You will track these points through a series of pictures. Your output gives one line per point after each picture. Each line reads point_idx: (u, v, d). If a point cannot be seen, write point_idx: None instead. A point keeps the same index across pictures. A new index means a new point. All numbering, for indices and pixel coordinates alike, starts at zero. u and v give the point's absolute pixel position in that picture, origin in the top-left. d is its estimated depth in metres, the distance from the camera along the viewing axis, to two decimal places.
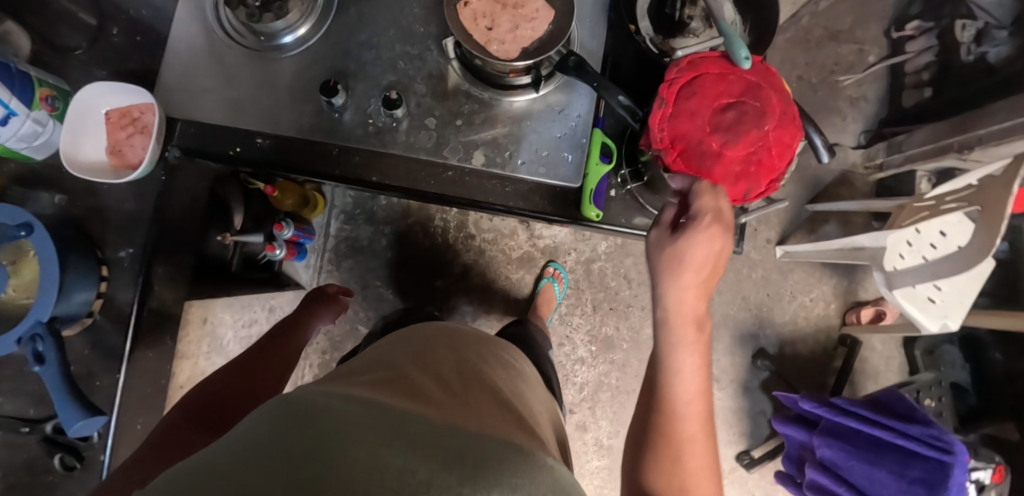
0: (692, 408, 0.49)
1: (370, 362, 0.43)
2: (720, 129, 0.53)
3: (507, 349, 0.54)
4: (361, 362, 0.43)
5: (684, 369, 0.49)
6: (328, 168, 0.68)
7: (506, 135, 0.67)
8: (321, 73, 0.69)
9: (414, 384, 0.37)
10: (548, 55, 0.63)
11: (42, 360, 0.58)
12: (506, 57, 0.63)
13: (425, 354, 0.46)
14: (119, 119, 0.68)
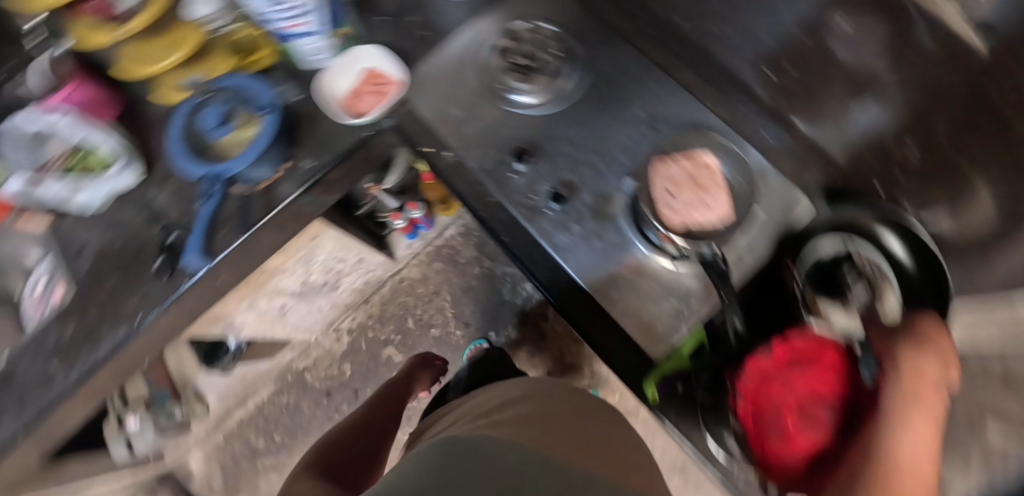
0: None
1: (507, 405, 0.62)
2: (806, 415, 0.56)
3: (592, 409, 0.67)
4: (503, 404, 0.62)
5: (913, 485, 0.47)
6: (476, 206, 0.75)
7: (627, 279, 0.72)
8: (523, 137, 0.78)
9: (549, 424, 0.55)
10: (700, 246, 0.68)
11: (208, 197, 0.73)
12: (668, 220, 0.70)
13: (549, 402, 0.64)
14: (372, 77, 0.82)
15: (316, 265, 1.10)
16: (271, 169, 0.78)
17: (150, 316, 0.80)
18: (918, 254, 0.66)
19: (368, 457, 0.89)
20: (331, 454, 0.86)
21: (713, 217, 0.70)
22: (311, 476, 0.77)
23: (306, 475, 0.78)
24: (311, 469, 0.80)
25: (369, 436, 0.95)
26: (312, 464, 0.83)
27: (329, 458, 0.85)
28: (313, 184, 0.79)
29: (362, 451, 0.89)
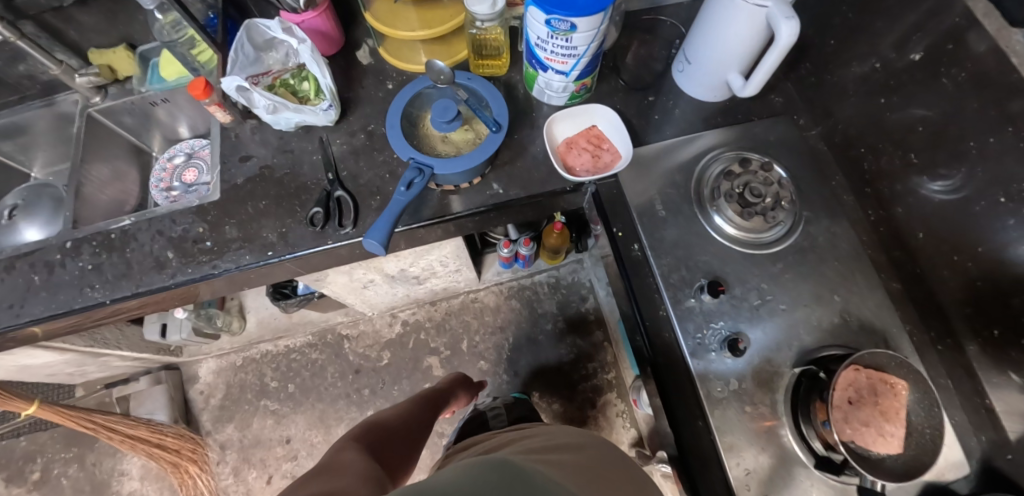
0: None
1: (561, 447, 0.69)
2: None
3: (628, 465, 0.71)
4: (554, 445, 0.70)
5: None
6: (643, 311, 0.73)
7: (762, 462, 0.66)
8: (715, 266, 0.74)
9: (573, 472, 0.61)
10: (866, 474, 0.61)
11: (408, 187, 0.67)
12: (837, 429, 0.64)
13: (598, 455, 0.69)
14: (593, 136, 0.80)
15: (425, 262, 1.09)
16: (468, 179, 0.73)
17: (279, 257, 0.76)
18: None
19: (412, 452, 0.76)
20: (374, 434, 0.72)
21: (885, 449, 0.64)
22: (364, 454, 0.63)
23: (356, 449, 0.64)
24: (361, 445, 0.66)
25: (414, 431, 0.82)
26: (359, 438, 0.69)
27: (378, 440, 0.72)
28: (494, 208, 0.77)
29: (407, 446, 0.76)
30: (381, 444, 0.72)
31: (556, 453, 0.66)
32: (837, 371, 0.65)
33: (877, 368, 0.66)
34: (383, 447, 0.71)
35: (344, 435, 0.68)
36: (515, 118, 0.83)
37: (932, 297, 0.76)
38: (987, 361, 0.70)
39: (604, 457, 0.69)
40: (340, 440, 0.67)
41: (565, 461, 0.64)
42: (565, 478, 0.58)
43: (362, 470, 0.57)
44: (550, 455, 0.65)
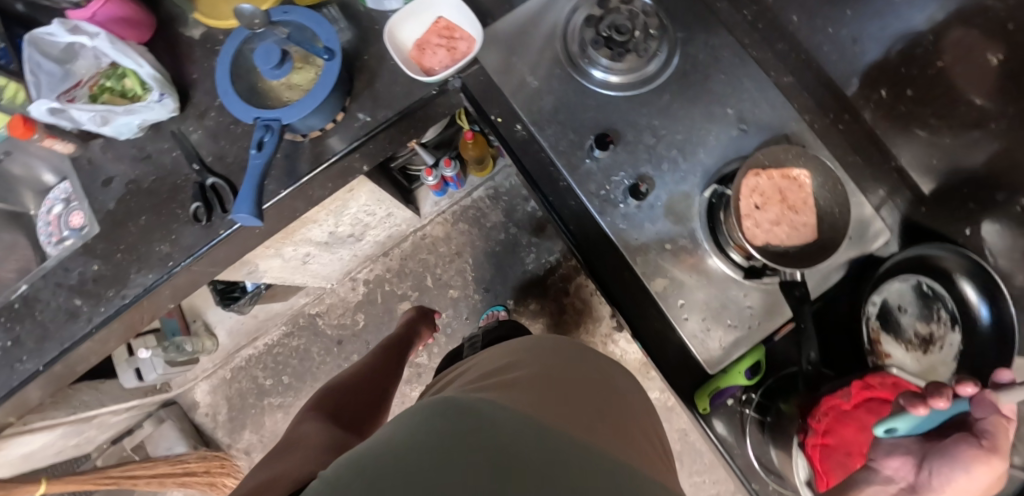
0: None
1: (516, 366, 0.59)
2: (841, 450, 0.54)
3: (595, 372, 0.63)
4: (502, 369, 0.59)
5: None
6: (544, 186, 0.72)
7: (694, 288, 0.68)
8: (602, 120, 0.72)
9: (537, 396, 0.51)
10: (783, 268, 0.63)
11: (260, 147, 0.66)
12: (751, 237, 0.65)
13: (555, 367, 0.60)
14: (442, 29, 0.75)
15: (348, 218, 1.06)
16: (323, 119, 0.72)
17: (180, 264, 0.75)
18: (993, 313, 0.62)
19: (373, 408, 0.73)
20: (336, 400, 0.69)
21: (798, 239, 0.66)
22: (325, 423, 0.61)
23: (316, 423, 0.61)
24: (324, 417, 0.64)
25: (378, 383, 0.79)
26: (321, 410, 0.66)
27: (340, 406, 0.69)
28: (365, 141, 0.75)
29: (373, 404, 0.73)
30: (345, 409, 0.69)
31: (509, 378, 0.55)
32: (739, 183, 0.64)
33: (777, 166, 0.67)
34: (346, 410, 0.69)
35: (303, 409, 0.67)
36: (359, 38, 0.76)
37: (822, 76, 0.74)
38: (882, 120, 0.71)
39: (561, 367, 0.60)
40: (299, 418, 0.64)
41: (524, 381, 0.54)
42: (534, 407, 0.48)
43: (316, 438, 0.56)
44: (502, 383, 0.54)
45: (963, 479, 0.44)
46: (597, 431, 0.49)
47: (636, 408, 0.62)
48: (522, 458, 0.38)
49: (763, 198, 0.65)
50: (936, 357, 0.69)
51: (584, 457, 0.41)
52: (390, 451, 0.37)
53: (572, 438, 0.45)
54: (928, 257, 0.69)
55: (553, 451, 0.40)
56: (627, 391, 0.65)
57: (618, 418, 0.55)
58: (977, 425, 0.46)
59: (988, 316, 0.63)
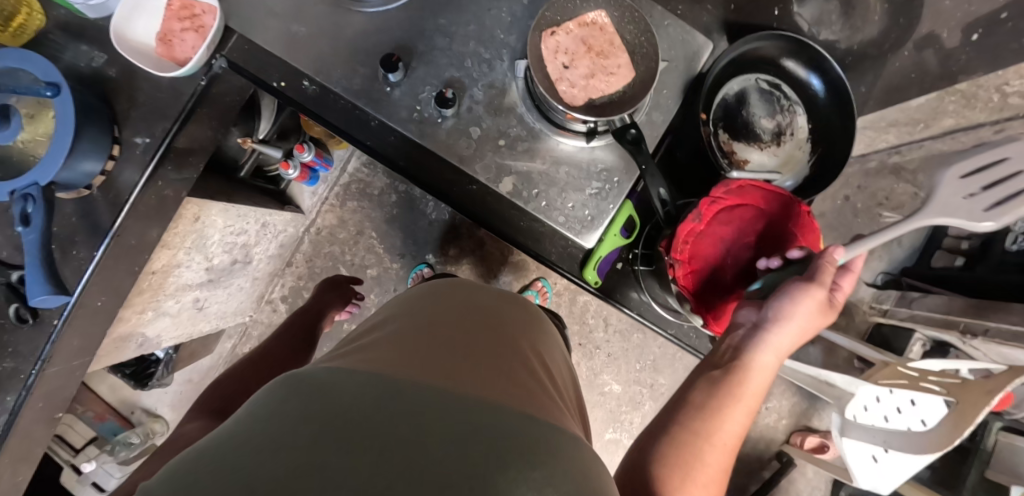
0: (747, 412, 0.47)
1: (391, 321, 0.53)
2: (717, 282, 0.54)
3: (480, 297, 0.59)
4: (378, 326, 0.53)
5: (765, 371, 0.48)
6: (359, 135, 0.67)
7: (545, 173, 0.66)
8: (388, 43, 0.66)
9: (410, 347, 0.46)
10: (610, 117, 0.61)
11: (27, 222, 0.57)
12: (570, 101, 0.62)
13: (437, 307, 0.54)
14: (178, 10, 0.66)
15: (216, 247, 0.99)
16: (95, 162, 0.63)
17: (34, 373, 0.68)
18: (823, 80, 0.68)
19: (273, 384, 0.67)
20: (225, 390, 0.64)
21: (619, 84, 0.62)
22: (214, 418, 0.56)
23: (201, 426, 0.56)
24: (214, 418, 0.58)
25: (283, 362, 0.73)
26: (209, 410, 0.60)
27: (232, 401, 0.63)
28: (160, 163, 0.67)
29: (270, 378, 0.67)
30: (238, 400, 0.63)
31: (381, 334, 0.49)
32: (536, 49, 0.61)
33: (570, 18, 0.63)
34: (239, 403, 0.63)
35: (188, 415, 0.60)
36: (99, 57, 0.67)
37: None
38: None
39: (445, 304, 0.55)
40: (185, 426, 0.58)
41: (398, 334, 0.49)
42: (400, 361, 0.43)
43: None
44: (371, 342, 0.48)
45: (794, 315, 0.47)
46: (477, 366, 0.45)
47: (535, 324, 0.59)
48: (362, 430, 0.33)
49: (568, 56, 0.62)
50: (788, 147, 0.70)
51: (445, 407, 0.37)
52: (209, 452, 0.32)
53: (439, 386, 0.40)
54: (753, 50, 0.67)
55: (407, 411, 0.36)
56: (525, 305, 0.62)
57: (509, 342, 0.51)
58: (818, 264, 0.48)
59: (820, 86, 0.69)
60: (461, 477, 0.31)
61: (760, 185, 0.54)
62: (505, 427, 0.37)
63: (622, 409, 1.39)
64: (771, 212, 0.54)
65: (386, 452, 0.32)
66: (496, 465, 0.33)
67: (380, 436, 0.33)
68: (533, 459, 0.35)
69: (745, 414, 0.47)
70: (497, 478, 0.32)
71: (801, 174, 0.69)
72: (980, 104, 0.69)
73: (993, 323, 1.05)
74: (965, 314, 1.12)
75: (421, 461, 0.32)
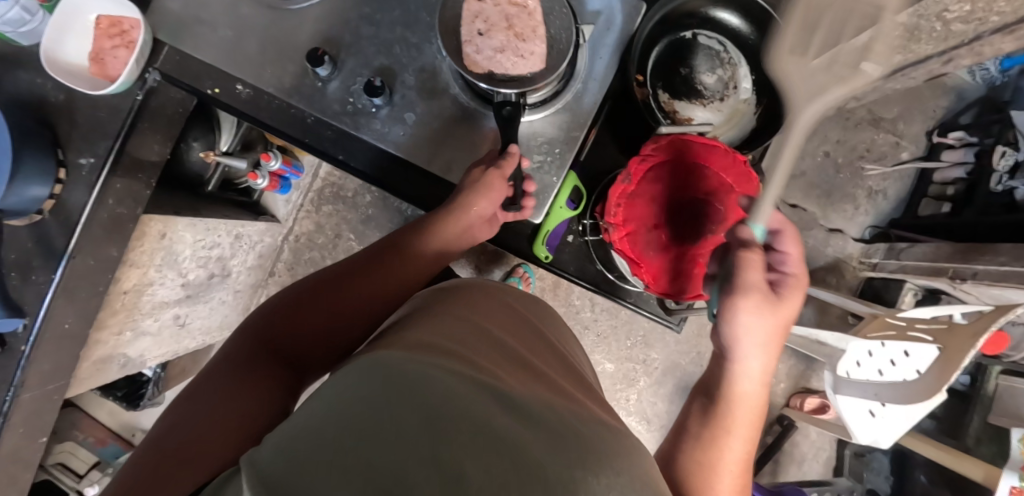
0: (742, 438, 0.49)
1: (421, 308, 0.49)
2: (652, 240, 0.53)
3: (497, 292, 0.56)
4: (416, 313, 0.47)
5: (750, 396, 0.50)
6: (297, 134, 0.67)
7: (485, 153, 0.66)
8: (315, 37, 0.66)
9: (451, 326, 0.43)
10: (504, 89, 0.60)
11: None
12: (471, 64, 0.61)
13: (474, 304, 0.50)
14: (107, 27, 0.66)
15: (189, 262, 1.00)
16: (36, 187, 0.63)
17: (7, 401, 0.69)
18: (756, 27, 0.67)
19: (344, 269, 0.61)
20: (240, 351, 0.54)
21: (528, 68, 0.62)
22: (248, 372, 0.50)
23: (244, 374, 0.49)
24: (259, 352, 0.53)
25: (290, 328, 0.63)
26: (262, 338, 0.54)
27: (285, 313, 0.57)
28: (108, 180, 0.68)
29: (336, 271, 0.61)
30: (294, 314, 0.57)
31: (425, 320, 0.44)
32: (456, 26, 0.62)
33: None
34: (297, 312, 0.57)
35: (244, 331, 0.56)
36: (39, 84, 0.68)
37: None
38: None
39: (480, 303, 0.51)
40: (236, 351, 0.53)
41: (437, 317, 0.45)
42: (461, 350, 0.39)
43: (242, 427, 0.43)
44: (416, 328, 0.42)
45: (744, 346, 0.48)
46: (537, 367, 0.42)
47: (549, 324, 0.58)
48: (458, 414, 0.28)
49: (485, 31, 0.62)
50: (732, 100, 0.69)
51: (537, 406, 0.32)
52: (288, 453, 0.25)
53: (514, 381, 0.36)
54: (682, 5, 0.66)
55: (497, 400, 0.31)
56: (534, 300, 0.62)
57: (549, 355, 0.48)
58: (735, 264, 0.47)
59: (753, 33, 0.68)
60: (578, 464, 0.27)
61: (695, 140, 0.53)
62: (595, 423, 0.34)
63: (618, 387, 1.39)
64: (708, 168, 0.53)
65: (492, 442, 0.27)
66: (606, 454, 0.30)
67: (481, 422, 0.28)
68: (634, 454, 0.31)
69: (742, 440, 0.50)
70: (611, 465, 0.29)
71: (746, 128, 0.68)
72: (925, 35, 0.67)
73: (978, 266, 1.02)
74: (951, 260, 1.08)
75: (532, 447, 0.28)
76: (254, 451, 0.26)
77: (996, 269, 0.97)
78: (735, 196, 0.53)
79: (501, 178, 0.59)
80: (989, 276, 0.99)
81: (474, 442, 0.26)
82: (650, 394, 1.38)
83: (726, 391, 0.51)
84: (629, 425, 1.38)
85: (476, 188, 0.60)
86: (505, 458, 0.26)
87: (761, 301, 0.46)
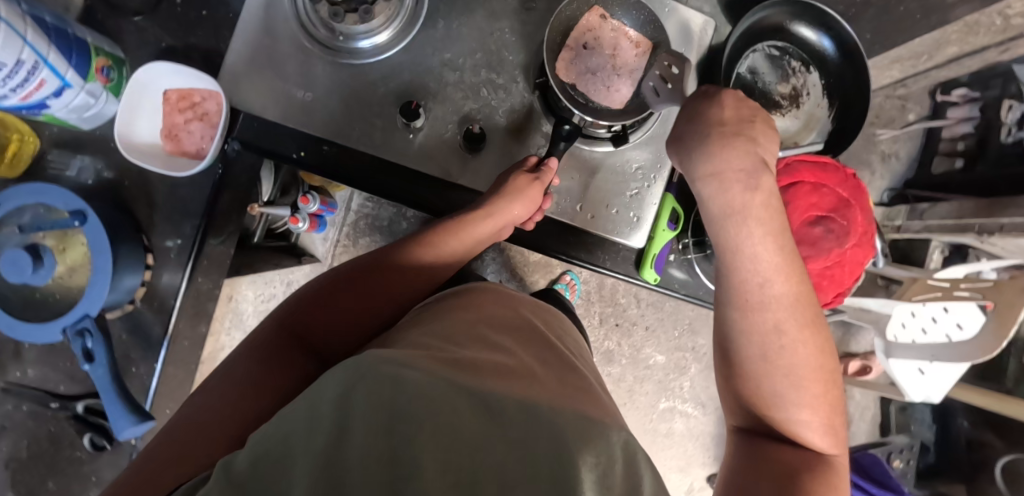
0: (772, 317, 0.42)
1: (418, 320, 0.49)
2: None
3: (491, 300, 0.56)
4: (400, 328, 0.48)
5: (764, 281, 0.42)
6: (390, 188, 0.66)
7: (583, 184, 0.67)
8: (398, 91, 0.64)
9: (458, 342, 0.42)
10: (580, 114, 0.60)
11: (91, 360, 0.56)
12: (557, 67, 0.62)
13: (456, 310, 0.50)
14: (177, 101, 0.63)
15: (252, 319, 1.03)
16: (129, 281, 0.61)
17: None
18: (833, 39, 0.68)
19: (358, 261, 0.55)
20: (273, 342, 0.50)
21: (607, 102, 0.63)
22: (271, 364, 0.47)
23: (267, 364, 0.47)
24: (285, 342, 0.50)
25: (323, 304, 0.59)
26: (283, 326, 0.51)
27: (306, 302, 0.52)
28: (196, 259, 0.66)
29: (354, 264, 0.55)
30: (323, 305, 0.52)
31: (408, 332, 0.45)
32: (562, 43, 0.62)
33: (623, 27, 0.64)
34: (311, 304, 0.52)
35: (271, 318, 0.52)
36: (108, 168, 0.65)
37: None
38: None
39: (465, 310, 0.51)
40: (261, 337, 0.50)
41: (444, 331, 0.45)
42: (449, 354, 0.39)
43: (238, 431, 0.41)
44: (404, 340, 0.43)
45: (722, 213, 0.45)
46: (526, 364, 0.41)
47: (558, 334, 0.57)
48: (428, 410, 0.28)
49: (590, 50, 0.62)
50: (807, 106, 0.71)
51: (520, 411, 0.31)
52: (262, 457, 0.27)
53: (494, 379, 0.36)
54: (762, 20, 0.67)
55: (474, 400, 0.31)
56: (538, 305, 0.63)
57: (540, 348, 0.47)
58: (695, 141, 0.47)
59: (830, 45, 0.69)
60: (546, 461, 0.27)
61: (806, 159, 0.56)
62: (575, 418, 0.33)
63: (670, 377, 1.42)
64: (826, 183, 0.55)
65: (455, 443, 0.27)
66: (581, 448, 0.29)
67: (453, 430, 0.27)
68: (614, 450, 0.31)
69: (772, 310, 0.42)
70: (584, 459, 0.28)
71: (824, 132, 0.70)
72: (982, 29, 0.69)
73: (1004, 218, 0.94)
74: (975, 215, 1.00)
75: (495, 444, 0.27)
76: (232, 457, 0.29)
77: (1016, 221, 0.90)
78: (852, 207, 0.56)
79: (542, 188, 0.58)
80: (1015, 229, 0.91)
81: (441, 442, 0.26)
82: (702, 379, 1.41)
83: (735, 283, 0.43)
84: (686, 411, 1.42)
85: (515, 195, 0.58)
86: (464, 461, 0.26)
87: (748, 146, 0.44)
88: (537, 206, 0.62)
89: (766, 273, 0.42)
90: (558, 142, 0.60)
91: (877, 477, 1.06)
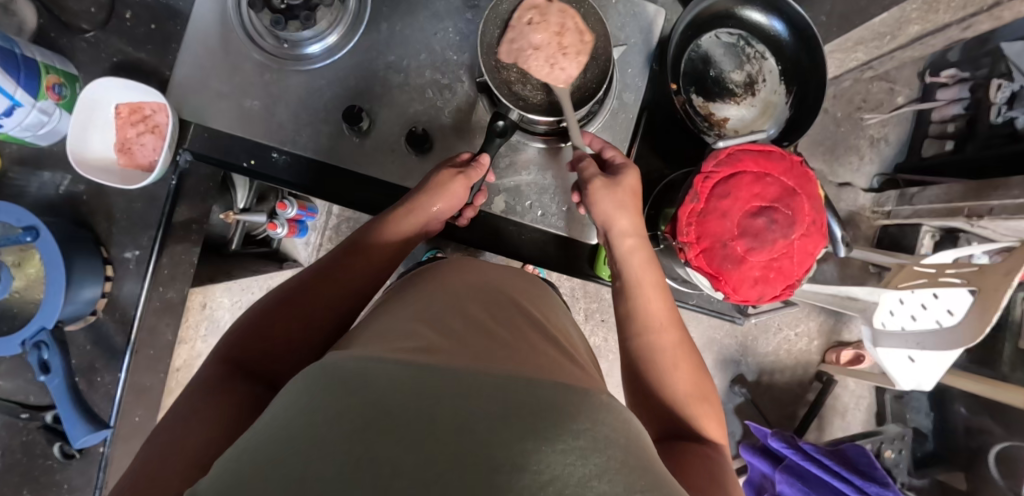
0: (669, 336, 0.49)
1: (401, 295, 0.47)
2: (728, 254, 0.54)
3: (473, 264, 0.53)
4: (375, 311, 0.44)
5: (660, 312, 0.51)
6: (339, 193, 0.66)
7: (532, 182, 0.67)
8: (345, 94, 0.65)
9: (433, 315, 0.39)
10: (519, 111, 0.59)
11: (48, 371, 0.57)
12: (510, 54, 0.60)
13: (440, 283, 0.46)
14: (128, 115, 0.64)
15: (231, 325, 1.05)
16: (87, 293, 0.62)
17: None
18: (785, 23, 0.67)
19: (308, 273, 0.53)
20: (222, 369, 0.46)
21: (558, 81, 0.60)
22: (212, 397, 0.43)
23: (206, 397, 0.43)
24: (229, 375, 0.45)
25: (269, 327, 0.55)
26: (226, 364, 0.46)
27: (253, 332, 0.49)
28: (157, 268, 0.67)
29: (296, 281, 0.52)
30: (267, 323, 0.49)
31: (381, 315, 0.41)
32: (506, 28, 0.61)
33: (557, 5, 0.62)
34: (256, 334, 0.49)
35: (211, 356, 0.48)
36: (67, 183, 0.67)
37: None
38: None
39: (451, 282, 0.47)
40: (202, 377, 0.45)
41: (421, 305, 0.42)
42: (421, 334, 0.36)
43: (190, 462, 0.36)
44: (374, 324, 0.40)
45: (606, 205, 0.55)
46: (507, 337, 0.38)
47: (540, 303, 0.50)
48: (398, 406, 0.26)
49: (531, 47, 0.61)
50: (763, 93, 0.70)
51: (507, 385, 0.30)
52: (219, 477, 0.23)
53: (472, 359, 0.33)
54: (709, 8, 0.67)
55: (449, 384, 0.29)
56: (526, 276, 0.56)
57: (523, 318, 0.43)
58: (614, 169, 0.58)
59: (783, 30, 0.68)
60: (530, 435, 0.25)
61: (749, 148, 0.55)
62: (556, 385, 0.31)
63: None
64: (772, 173, 0.54)
65: (431, 431, 0.24)
66: (566, 416, 0.28)
67: (441, 416, 0.25)
68: (606, 413, 0.29)
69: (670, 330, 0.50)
70: (567, 428, 0.27)
71: (781, 119, 0.69)
72: (942, 7, 0.67)
73: (995, 200, 0.88)
74: (963, 198, 0.94)
75: (483, 420, 0.26)
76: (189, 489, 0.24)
77: (1012, 203, 0.84)
78: (799, 197, 0.54)
79: (466, 181, 0.58)
80: (1005, 211, 0.86)
81: (419, 432, 0.24)
82: None
83: (637, 308, 0.51)
84: None
85: (437, 190, 0.57)
86: (443, 447, 0.24)
87: (636, 208, 0.55)
88: (467, 201, 0.61)
89: (663, 306, 0.51)
90: (493, 140, 0.58)
91: (862, 468, 0.99)
